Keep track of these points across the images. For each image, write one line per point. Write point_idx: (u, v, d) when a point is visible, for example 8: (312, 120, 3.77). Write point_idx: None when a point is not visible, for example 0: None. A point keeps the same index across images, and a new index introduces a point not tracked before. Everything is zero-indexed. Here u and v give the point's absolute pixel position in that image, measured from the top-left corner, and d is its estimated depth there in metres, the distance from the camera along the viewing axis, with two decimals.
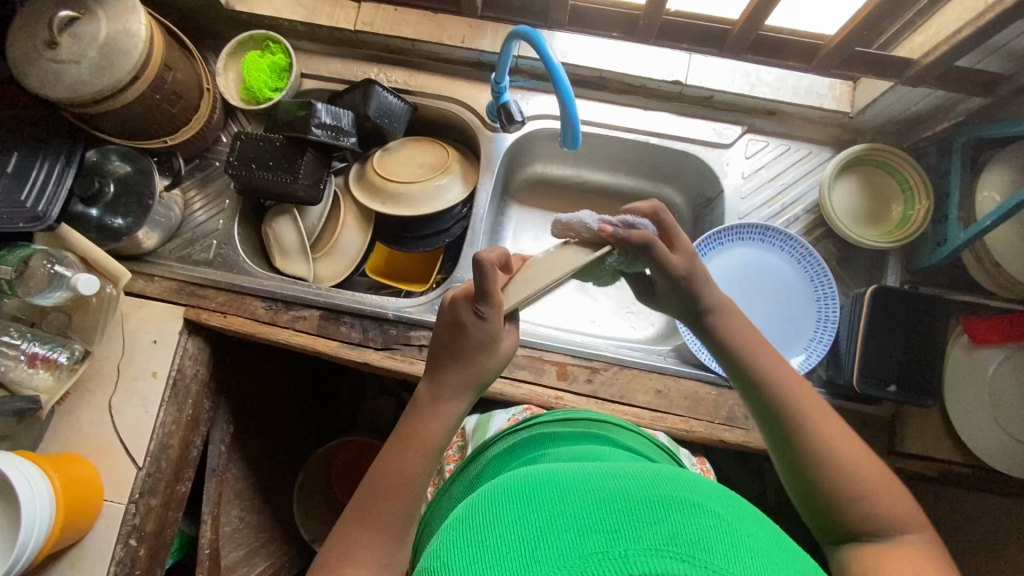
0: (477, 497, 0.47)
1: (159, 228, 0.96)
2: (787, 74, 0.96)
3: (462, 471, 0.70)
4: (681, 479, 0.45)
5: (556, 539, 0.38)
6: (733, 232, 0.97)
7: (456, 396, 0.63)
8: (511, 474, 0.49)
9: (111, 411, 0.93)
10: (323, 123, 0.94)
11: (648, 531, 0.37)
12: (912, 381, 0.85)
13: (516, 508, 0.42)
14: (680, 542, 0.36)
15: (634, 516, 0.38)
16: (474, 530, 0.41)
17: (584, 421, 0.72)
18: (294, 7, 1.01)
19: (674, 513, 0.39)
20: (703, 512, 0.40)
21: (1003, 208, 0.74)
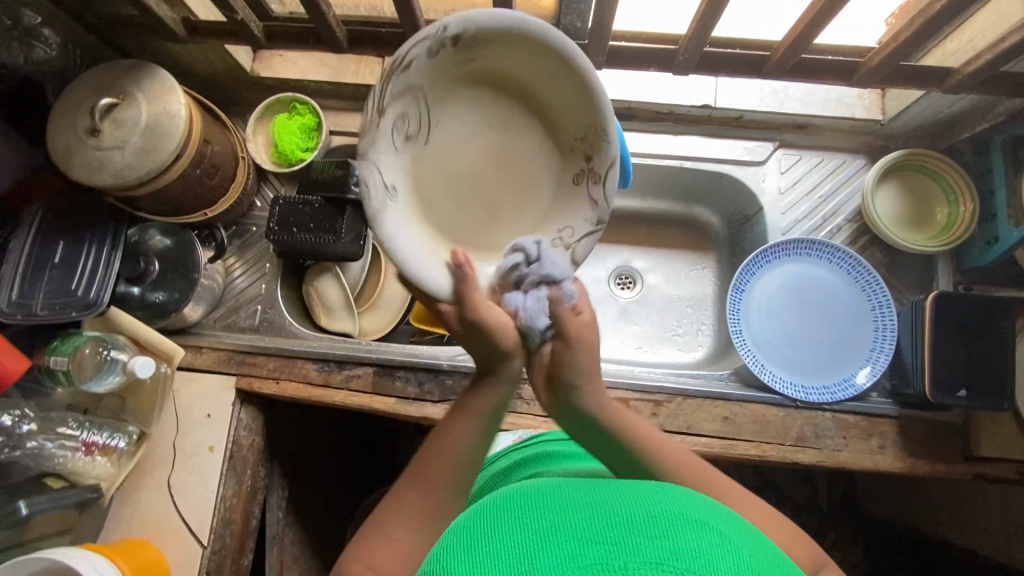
0: (478, 510, 0.47)
1: (204, 299, 0.95)
2: (814, 88, 0.97)
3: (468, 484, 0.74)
4: (690, 498, 0.45)
5: (554, 549, 0.38)
6: (780, 249, 0.97)
7: (494, 376, 0.61)
8: (513, 489, 0.50)
9: (172, 490, 0.91)
10: (361, 180, 0.94)
11: (648, 545, 0.37)
12: (987, 385, 0.83)
13: (516, 521, 0.42)
14: (682, 557, 0.37)
15: (635, 530, 0.38)
16: (471, 539, 0.42)
17: None
18: (318, 68, 1.02)
19: (672, 528, 0.39)
20: (707, 529, 0.40)
21: None
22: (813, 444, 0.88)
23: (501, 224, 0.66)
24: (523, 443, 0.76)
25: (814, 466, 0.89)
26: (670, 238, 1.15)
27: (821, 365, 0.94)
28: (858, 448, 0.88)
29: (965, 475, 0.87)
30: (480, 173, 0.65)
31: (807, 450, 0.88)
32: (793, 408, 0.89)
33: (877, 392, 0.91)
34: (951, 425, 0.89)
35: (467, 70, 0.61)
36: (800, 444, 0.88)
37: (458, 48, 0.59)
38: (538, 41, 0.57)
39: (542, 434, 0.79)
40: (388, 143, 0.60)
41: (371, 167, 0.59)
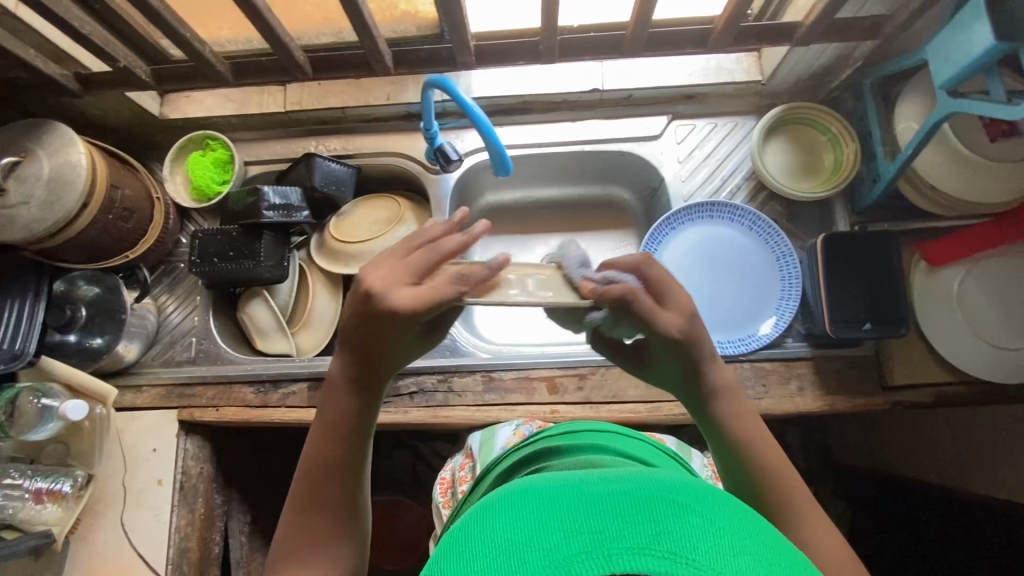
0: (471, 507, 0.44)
1: (137, 338, 0.99)
2: (694, 59, 1.02)
3: (474, 491, 0.70)
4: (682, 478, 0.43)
5: (533, 539, 0.35)
6: (682, 215, 1.01)
7: (356, 394, 0.60)
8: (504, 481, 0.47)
9: (126, 528, 0.94)
10: (272, 204, 0.97)
11: (635, 531, 0.35)
12: (888, 315, 0.86)
13: (499, 508, 0.39)
14: (665, 539, 0.34)
15: (618, 513, 0.36)
16: (454, 534, 0.39)
17: (599, 431, 0.70)
18: (223, 103, 1.06)
19: (657, 509, 0.37)
20: (697, 507, 0.37)
21: (928, 127, 0.79)
22: None
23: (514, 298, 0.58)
24: (530, 441, 0.73)
25: None
26: (592, 221, 1.19)
27: (737, 320, 0.97)
28: (779, 394, 0.91)
29: (884, 405, 0.90)
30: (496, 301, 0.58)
31: None
32: None
33: (791, 337, 0.95)
34: (865, 359, 0.92)
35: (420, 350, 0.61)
36: None
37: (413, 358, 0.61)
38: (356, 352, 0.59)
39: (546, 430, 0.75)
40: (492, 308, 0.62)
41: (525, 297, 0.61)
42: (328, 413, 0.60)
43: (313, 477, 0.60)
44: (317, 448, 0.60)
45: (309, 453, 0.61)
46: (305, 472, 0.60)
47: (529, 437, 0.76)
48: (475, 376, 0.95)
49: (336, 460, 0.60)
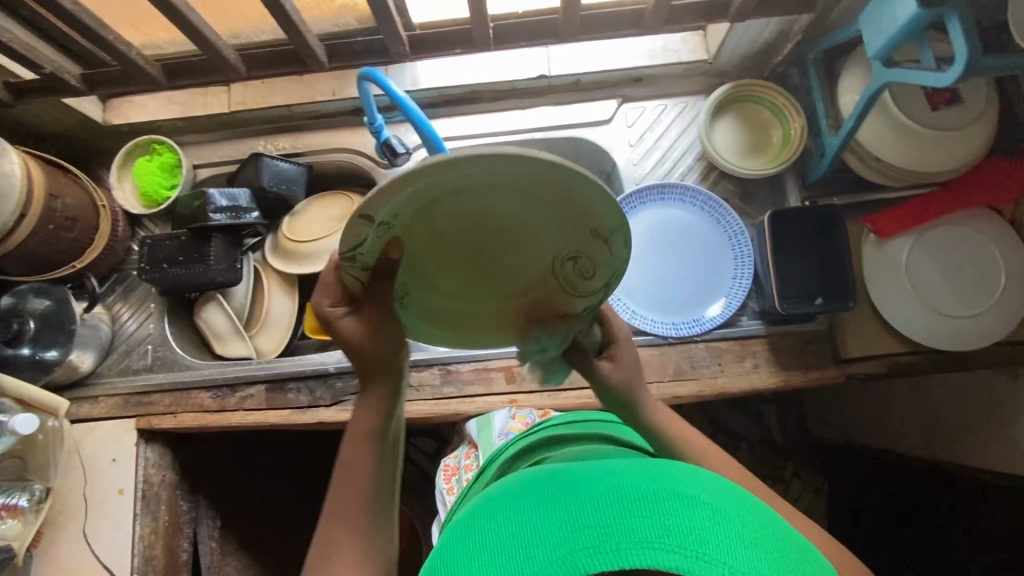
0: (484, 506, 0.47)
1: (90, 348, 0.98)
2: (639, 41, 1.01)
3: (474, 484, 0.71)
4: (683, 473, 0.46)
5: (549, 539, 0.39)
6: (635, 198, 0.99)
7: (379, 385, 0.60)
8: (510, 482, 0.50)
9: (89, 539, 0.93)
10: (220, 206, 0.96)
11: (645, 526, 0.38)
12: (834, 287, 0.88)
13: (515, 512, 0.43)
14: (671, 532, 0.37)
15: (627, 510, 0.39)
16: (475, 536, 0.43)
17: (597, 424, 0.72)
18: (168, 107, 1.04)
19: (663, 505, 0.39)
20: (700, 503, 0.40)
21: (867, 98, 0.78)
22: (691, 375, 0.92)
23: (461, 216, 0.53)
24: (529, 432, 0.75)
25: (696, 397, 0.92)
26: None
27: (691, 301, 0.97)
28: (734, 372, 0.91)
29: (838, 378, 0.91)
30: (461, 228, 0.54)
31: (686, 382, 0.91)
32: (667, 345, 0.93)
33: (747, 315, 0.95)
34: (819, 333, 0.92)
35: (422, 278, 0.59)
36: (679, 378, 0.91)
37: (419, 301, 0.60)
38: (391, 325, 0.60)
39: (548, 421, 0.76)
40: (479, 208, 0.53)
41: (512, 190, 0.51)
42: (359, 425, 0.59)
43: (348, 487, 0.57)
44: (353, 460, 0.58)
45: (344, 466, 0.58)
46: (341, 483, 0.57)
47: (530, 429, 0.77)
48: (433, 369, 0.95)
49: (368, 469, 0.57)
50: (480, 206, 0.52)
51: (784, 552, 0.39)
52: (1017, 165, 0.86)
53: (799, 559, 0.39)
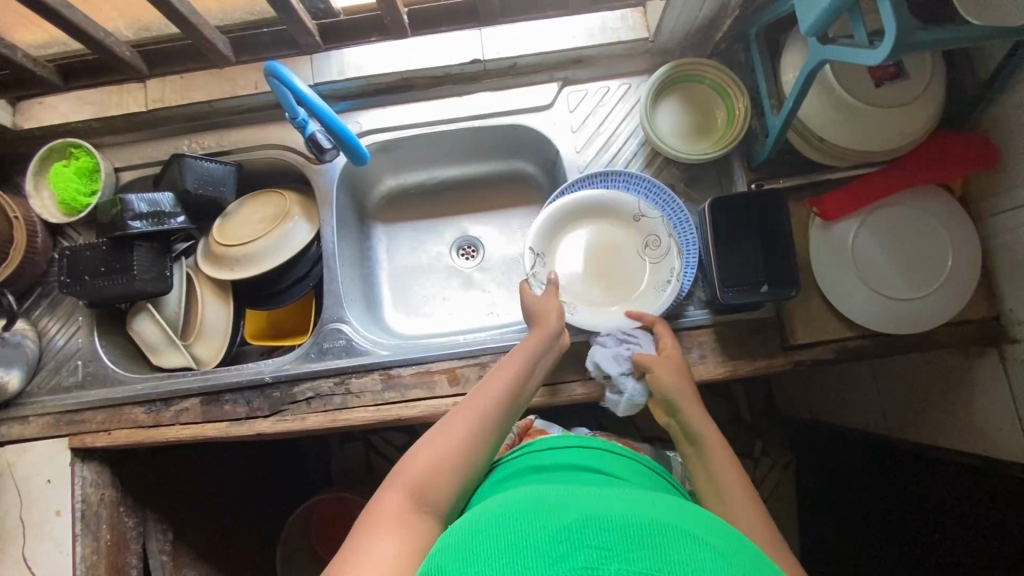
0: (496, 508, 0.49)
1: (15, 366, 0.94)
2: (576, 20, 0.96)
3: None
4: (687, 513, 0.47)
5: (557, 552, 0.41)
6: (575, 187, 0.96)
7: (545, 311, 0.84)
8: (518, 494, 0.52)
9: (28, 562, 0.91)
10: (139, 213, 0.91)
11: (649, 557, 0.40)
12: (778, 274, 0.85)
13: (525, 521, 0.45)
14: (673, 568, 0.39)
15: (635, 538, 0.41)
16: (485, 535, 0.45)
17: (584, 448, 0.77)
18: (80, 107, 0.98)
19: (669, 538, 0.41)
20: (705, 543, 0.42)
21: (805, 74, 0.75)
22: None
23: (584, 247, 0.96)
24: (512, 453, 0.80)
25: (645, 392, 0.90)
26: (500, 199, 1.16)
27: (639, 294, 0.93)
28: None
29: (786, 365, 0.89)
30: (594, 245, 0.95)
31: None
32: None
33: (693, 304, 0.93)
34: (766, 321, 0.90)
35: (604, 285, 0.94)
36: None
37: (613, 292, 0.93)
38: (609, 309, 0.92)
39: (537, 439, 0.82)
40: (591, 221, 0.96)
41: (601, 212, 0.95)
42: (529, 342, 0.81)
43: (487, 389, 0.74)
44: (502, 371, 0.76)
45: (493, 373, 0.77)
46: (484, 384, 0.75)
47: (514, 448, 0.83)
48: (373, 375, 0.92)
49: (510, 380, 0.75)
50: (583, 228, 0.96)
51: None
52: (963, 140, 0.84)
53: None
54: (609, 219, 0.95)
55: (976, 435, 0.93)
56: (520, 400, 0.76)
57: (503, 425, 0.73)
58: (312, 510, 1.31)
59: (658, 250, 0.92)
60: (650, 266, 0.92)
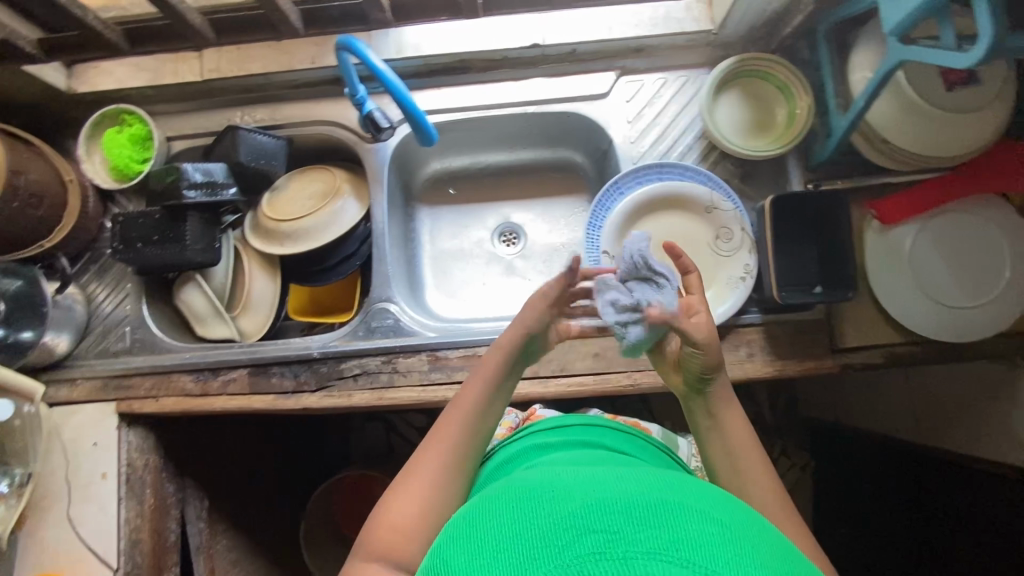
0: (494, 504, 0.49)
1: (65, 330, 0.94)
2: (640, 8, 0.95)
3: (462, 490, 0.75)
4: (689, 489, 0.48)
5: (558, 539, 0.41)
6: (631, 178, 0.94)
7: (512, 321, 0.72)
8: (519, 483, 0.52)
9: (74, 522, 0.92)
10: (194, 182, 0.92)
11: (653, 535, 0.40)
12: (834, 276, 0.85)
13: (526, 514, 0.45)
14: (680, 547, 0.39)
15: (639, 519, 0.41)
16: (489, 535, 0.45)
17: (581, 425, 0.77)
18: (135, 73, 0.98)
19: (672, 517, 0.41)
20: (708, 521, 0.42)
21: (882, 73, 0.74)
22: None
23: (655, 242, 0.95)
24: (514, 435, 0.80)
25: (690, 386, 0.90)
26: (545, 187, 1.15)
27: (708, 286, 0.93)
28: (729, 360, 0.90)
29: (834, 368, 0.89)
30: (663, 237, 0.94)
31: None
32: None
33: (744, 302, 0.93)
34: (816, 322, 0.90)
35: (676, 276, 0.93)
36: None
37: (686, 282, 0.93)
38: None
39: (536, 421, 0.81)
40: (660, 214, 0.95)
41: (670, 205, 0.94)
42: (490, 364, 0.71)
43: (453, 418, 0.68)
44: (469, 392, 0.69)
45: (458, 395, 0.70)
46: (448, 411, 0.69)
47: (514, 433, 0.82)
48: (420, 356, 0.93)
49: (475, 403, 0.69)
50: (652, 220, 0.95)
51: (783, 572, 0.41)
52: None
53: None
54: (680, 210, 0.94)
55: (1015, 445, 0.93)
56: (485, 432, 0.69)
57: (478, 450, 0.68)
58: (336, 486, 1.33)
59: (730, 243, 0.91)
60: (720, 258, 0.92)
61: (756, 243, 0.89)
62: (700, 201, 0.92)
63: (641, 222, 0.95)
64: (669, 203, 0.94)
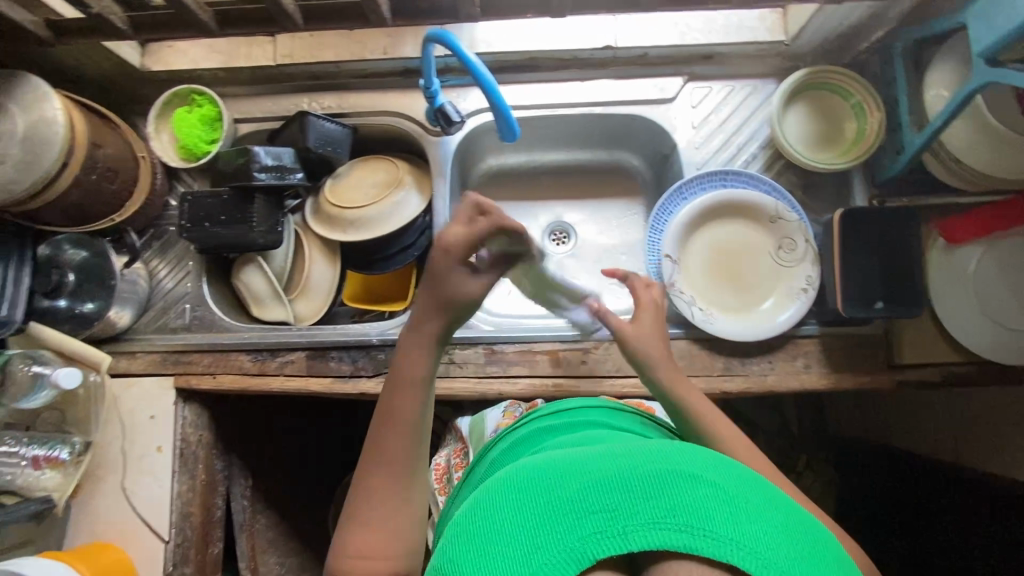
0: (485, 492, 0.49)
1: (129, 304, 0.96)
2: (713, 16, 0.95)
3: (471, 477, 0.74)
4: (674, 446, 0.47)
5: (555, 526, 0.41)
6: (695, 184, 0.95)
7: (426, 321, 0.66)
8: (512, 466, 0.51)
9: (126, 492, 0.93)
10: (264, 165, 0.92)
11: (648, 506, 0.41)
12: (897, 293, 0.85)
13: (516, 500, 0.45)
14: (676, 514, 0.40)
15: (634, 491, 0.41)
16: (483, 523, 0.44)
17: (581, 408, 0.75)
18: (210, 55, 0.99)
19: (666, 484, 0.42)
20: (702, 480, 0.42)
21: (959, 99, 0.73)
22: (740, 371, 0.90)
23: (717, 249, 0.96)
24: (517, 424, 0.78)
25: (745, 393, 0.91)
26: (598, 188, 1.16)
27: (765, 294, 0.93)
28: (785, 370, 0.90)
29: (889, 383, 0.89)
30: (726, 245, 0.96)
31: (734, 378, 0.90)
32: (717, 340, 0.91)
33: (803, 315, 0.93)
34: (873, 337, 0.91)
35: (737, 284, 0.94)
36: (728, 374, 0.90)
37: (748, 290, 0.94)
38: (744, 308, 0.93)
39: (536, 410, 0.80)
40: (723, 222, 0.96)
41: (734, 214, 0.95)
42: (412, 372, 0.66)
43: (384, 440, 0.64)
44: (398, 405, 0.65)
45: (387, 409, 0.65)
46: (381, 428, 0.65)
47: (520, 419, 0.81)
48: (477, 348, 0.94)
49: (408, 417, 0.65)
50: (715, 227, 0.96)
51: (779, 515, 0.42)
52: None
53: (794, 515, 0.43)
54: (744, 219, 0.95)
55: None
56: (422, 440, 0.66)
57: (423, 457, 0.65)
58: None
59: (793, 253, 0.92)
60: (781, 268, 0.92)
61: (820, 255, 0.90)
62: (766, 211, 0.93)
63: (704, 229, 0.96)
64: (734, 211, 0.95)
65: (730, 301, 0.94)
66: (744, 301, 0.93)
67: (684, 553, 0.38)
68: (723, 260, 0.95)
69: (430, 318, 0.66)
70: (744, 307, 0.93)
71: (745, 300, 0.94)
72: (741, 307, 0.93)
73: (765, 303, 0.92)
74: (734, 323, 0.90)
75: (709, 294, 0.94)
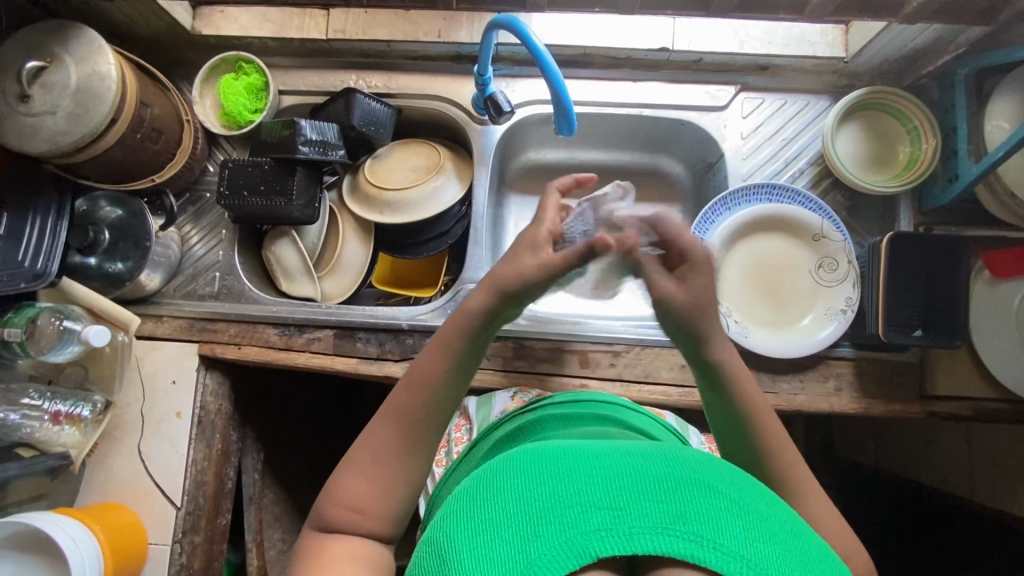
0: (482, 476, 0.46)
1: (160, 268, 0.95)
2: (774, 27, 0.94)
3: (468, 456, 0.71)
4: (685, 454, 0.45)
5: (557, 515, 0.38)
6: (738, 195, 0.94)
7: (490, 289, 0.64)
8: (514, 452, 0.49)
9: (142, 455, 0.92)
10: (309, 139, 0.91)
11: (659, 511, 0.38)
12: (939, 324, 0.84)
13: (518, 487, 0.42)
14: (687, 521, 0.37)
15: (644, 495, 0.39)
16: (477, 507, 0.42)
17: (588, 402, 0.74)
18: (261, 23, 0.98)
19: (680, 492, 0.39)
20: (715, 492, 0.40)
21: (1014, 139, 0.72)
22: (770, 389, 0.89)
23: (756, 263, 0.95)
24: (523, 408, 0.76)
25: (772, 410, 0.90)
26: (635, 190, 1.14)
27: (801, 312, 0.92)
28: (815, 391, 0.89)
29: (920, 414, 0.88)
30: (766, 259, 0.95)
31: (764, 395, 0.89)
32: (750, 354, 0.90)
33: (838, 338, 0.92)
34: (908, 365, 0.89)
35: (773, 299, 0.94)
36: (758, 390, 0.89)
37: (785, 306, 0.93)
38: (780, 323, 0.92)
39: (543, 398, 0.78)
40: (765, 235, 0.95)
41: (777, 228, 0.94)
42: (452, 333, 0.64)
43: (405, 396, 0.62)
44: (424, 366, 0.63)
45: (418, 365, 0.64)
46: (407, 382, 0.63)
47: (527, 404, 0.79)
48: (506, 342, 0.93)
49: (437, 378, 0.63)
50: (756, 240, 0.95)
51: (791, 533, 0.39)
52: None
53: (806, 538, 0.40)
54: (787, 235, 0.94)
55: None
56: (447, 406, 0.63)
57: (438, 423, 0.63)
58: None
59: (833, 273, 0.91)
60: (820, 286, 0.92)
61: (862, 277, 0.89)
62: (811, 227, 0.92)
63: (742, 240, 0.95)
64: (777, 226, 0.94)
65: (765, 316, 0.93)
66: (781, 317, 0.93)
67: (688, 562, 0.36)
68: (761, 276, 0.95)
69: (482, 288, 0.64)
70: (780, 322, 0.92)
71: (782, 316, 0.93)
72: (777, 322, 0.92)
73: (802, 321, 0.91)
74: (771, 339, 0.89)
75: (746, 307, 0.93)
